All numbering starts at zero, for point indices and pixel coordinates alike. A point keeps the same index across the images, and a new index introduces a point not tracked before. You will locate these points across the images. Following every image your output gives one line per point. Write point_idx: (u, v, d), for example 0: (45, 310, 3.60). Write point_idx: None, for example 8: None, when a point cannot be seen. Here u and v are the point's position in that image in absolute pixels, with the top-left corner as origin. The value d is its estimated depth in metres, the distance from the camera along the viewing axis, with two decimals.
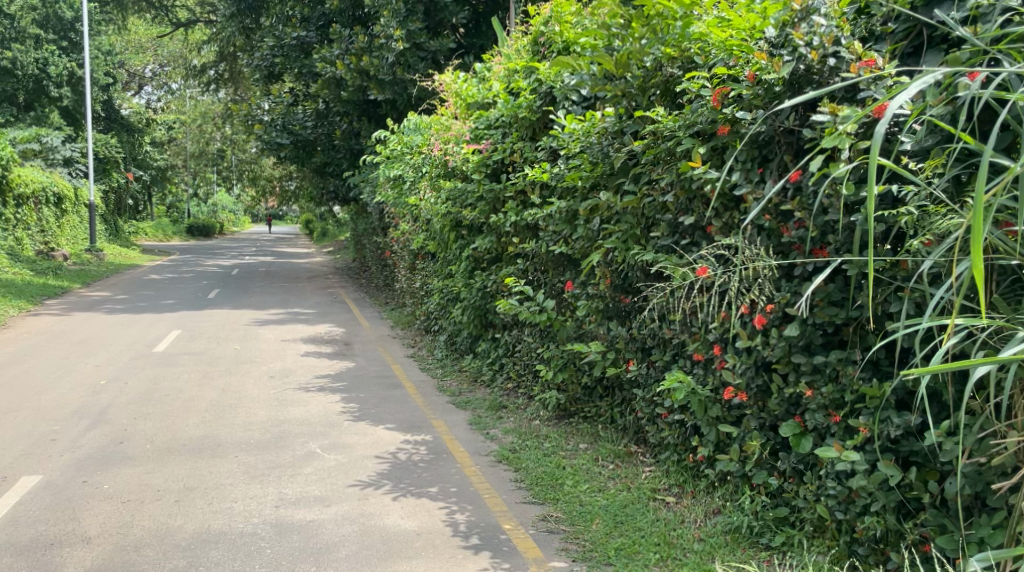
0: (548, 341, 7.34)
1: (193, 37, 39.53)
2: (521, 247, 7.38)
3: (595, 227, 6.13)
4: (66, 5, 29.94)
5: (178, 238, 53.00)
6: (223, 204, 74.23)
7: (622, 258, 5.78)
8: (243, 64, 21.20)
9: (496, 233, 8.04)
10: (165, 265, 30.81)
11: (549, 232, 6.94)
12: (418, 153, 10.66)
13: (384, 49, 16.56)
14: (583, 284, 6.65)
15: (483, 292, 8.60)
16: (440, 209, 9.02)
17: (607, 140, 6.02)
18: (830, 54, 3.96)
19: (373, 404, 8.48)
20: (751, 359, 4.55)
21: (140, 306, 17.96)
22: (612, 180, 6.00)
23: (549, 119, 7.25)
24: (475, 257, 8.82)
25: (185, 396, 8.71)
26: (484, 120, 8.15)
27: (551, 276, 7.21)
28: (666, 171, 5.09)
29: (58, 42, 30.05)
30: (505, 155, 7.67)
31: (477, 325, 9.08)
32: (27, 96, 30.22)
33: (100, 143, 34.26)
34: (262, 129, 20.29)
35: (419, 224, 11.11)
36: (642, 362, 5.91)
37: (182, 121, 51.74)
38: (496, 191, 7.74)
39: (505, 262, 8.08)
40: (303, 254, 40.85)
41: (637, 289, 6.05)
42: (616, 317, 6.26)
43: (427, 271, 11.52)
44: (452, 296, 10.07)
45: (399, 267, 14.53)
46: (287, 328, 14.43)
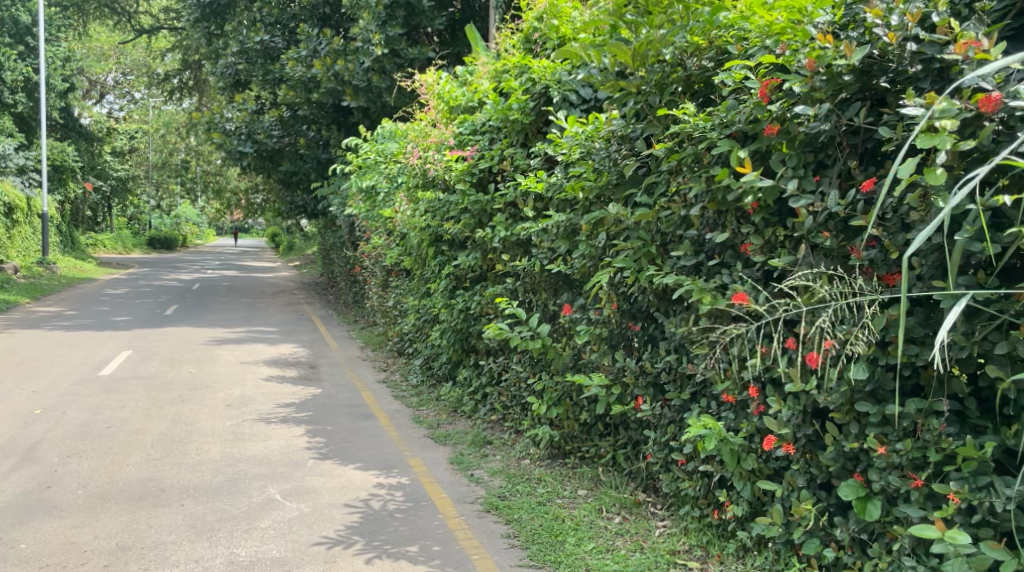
0: (541, 371, 6.59)
1: (158, 44, 38.51)
2: (511, 265, 6.63)
3: (600, 244, 5.39)
4: (22, 9, 28.86)
5: (139, 250, 51.58)
6: (185, 216, 72.70)
7: (634, 279, 4.97)
8: (207, 71, 20.32)
9: (482, 249, 7.29)
10: (122, 279, 29.65)
11: (544, 249, 6.20)
12: (393, 161, 9.89)
13: (360, 53, 15.80)
14: (583, 308, 5.91)
15: (466, 313, 7.83)
16: (418, 222, 8.30)
17: (614, 146, 5.39)
18: (911, 37, 3.23)
19: (341, 439, 7.63)
20: (799, 405, 3.80)
21: (91, 323, 16.92)
22: (621, 191, 5.30)
23: (545, 123, 6.58)
24: (457, 274, 8.07)
25: (129, 429, 7.82)
26: (469, 125, 7.41)
27: (543, 298, 6.48)
28: (692, 179, 4.33)
29: (14, 46, 29.07)
30: (492, 162, 6.90)
31: (458, 350, 8.30)
32: None
33: (57, 152, 33.08)
34: (225, 137, 19.38)
35: (394, 238, 10.33)
36: (655, 400, 5.15)
37: (144, 131, 50.46)
38: (483, 202, 6.98)
39: (492, 281, 7.34)
40: (268, 268, 39.82)
41: (649, 315, 5.30)
42: (623, 346, 5.52)
43: (401, 289, 10.74)
44: (430, 318, 9.28)
45: (370, 285, 13.71)
46: (248, 349, 13.51)
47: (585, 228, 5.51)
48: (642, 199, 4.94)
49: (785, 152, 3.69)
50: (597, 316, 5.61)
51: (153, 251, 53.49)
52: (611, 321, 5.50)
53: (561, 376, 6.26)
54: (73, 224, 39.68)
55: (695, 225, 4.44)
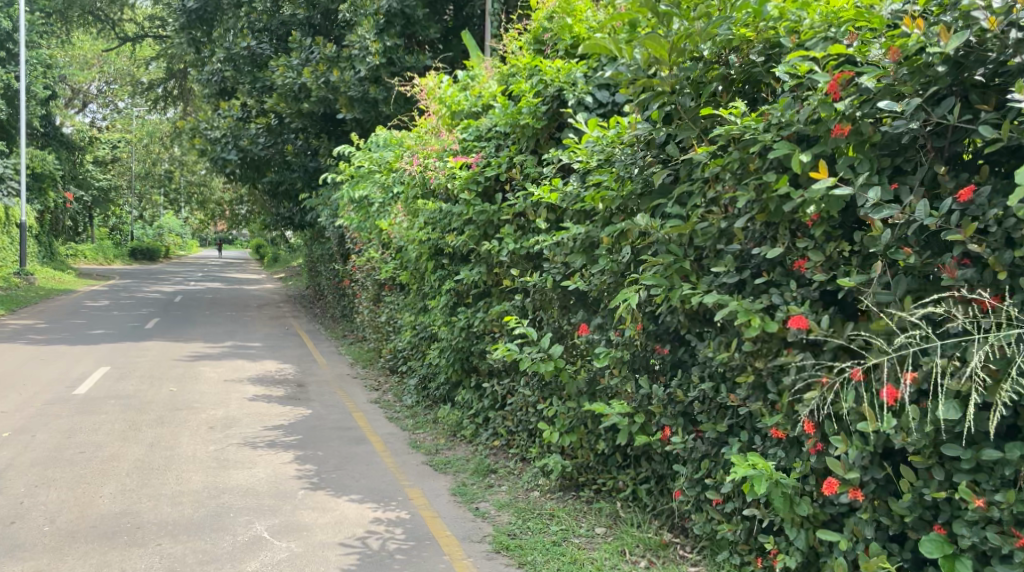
0: (552, 396, 6.10)
1: (144, 52, 37.96)
2: (521, 281, 6.15)
3: (625, 258, 4.91)
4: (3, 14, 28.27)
5: (120, 261, 50.77)
6: (167, 226, 71.95)
7: (663, 300, 4.46)
8: (192, 79, 19.81)
9: (488, 263, 6.81)
10: (101, 291, 28.97)
11: (558, 264, 5.72)
12: (388, 170, 9.43)
13: (356, 61, 15.31)
14: (601, 327, 5.44)
15: (468, 332, 7.35)
16: (417, 234, 7.84)
17: (638, 152, 4.93)
18: (1015, 21, 2.80)
19: (333, 467, 7.10)
20: (868, 445, 3.32)
21: (66, 336, 16.30)
22: (650, 201, 4.81)
23: (558, 128, 6.12)
24: (458, 289, 7.59)
25: (103, 455, 7.26)
26: (473, 130, 6.94)
27: (554, 316, 6.01)
28: (738, 187, 3.86)
29: None
30: (500, 170, 6.43)
31: (458, 370, 7.82)
32: None
33: (36, 160, 32.42)
34: (210, 146, 18.86)
35: (389, 251, 9.84)
36: (685, 431, 4.67)
37: (127, 140, 49.78)
38: (489, 212, 6.51)
39: (497, 297, 6.87)
40: (252, 281, 39.15)
41: (679, 336, 4.81)
42: (648, 370, 5.04)
43: (395, 304, 10.26)
44: (428, 335, 8.78)
45: (361, 299, 13.20)
46: (231, 365, 12.94)
47: (605, 241, 5.05)
48: (674, 210, 4.47)
49: (853, 155, 3.24)
50: (618, 337, 5.11)
51: (135, 263, 52.70)
52: (633, 341, 5.01)
53: (575, 401, 5.77)
54: (52, 234, 38.92)
55: (739, 238, 3.97)
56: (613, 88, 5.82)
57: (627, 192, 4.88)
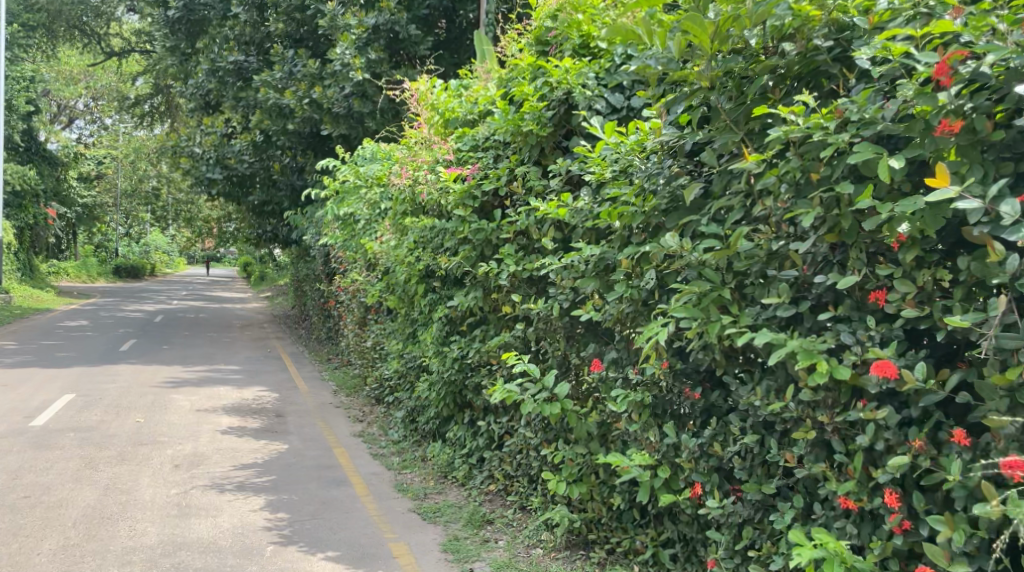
0: (557, 439, 5.38)
1: (130, 68, 37.29)
2: (523, 308, 5.42)
3: (649, 284, 4.18)
4: None
5: (104, 279, 49.89)
6: (156, 244, 71.17)
7: (698, 334, 3.71)
8: (177, 92, 19.20)
9: (485, 286, 6.11)
10: (81, 310, 28.22)
11: (567, 290, 5.02)
12: (376, 185, 8.75)
13: (340, 78, 14.59)
14: (616, 362, 4.73)
15: (461, 364, 6.67)
16: (406, 256, 7.20)
17: (664, 160, 4.27)
18: None
19: (308, 515, 6.34)
20: (979, 529, 2.63)
21: (36, 360, 15.53)
22: (678, 218, 4.11)
23: (565, 138, 5.45)
24: (451, 316, 6.89)
25: (49, 504, 6.51)
26: (470, 140, 6.25)
27: (562, 350, 5.30)
28: (797, 202, 3.18)
29: None
30: (499, 184, 5.75)
31: (450, 405, 7.10)
32: None
33: (17, 176, 31.79)
34: (192, 162, 18.20)
35: (376, 272, 9.11)
36: (721, 490, 3.95)
37: (112, 157, 49.04)
38: (487, 230, 5.82)
39: (496, 325, 6.17)
40: (238, 299, 38.34)
41: (712, 376, 4.11)
42: (673, 415, 4.33)
43: (383, 329, 9.56)
44: (418, 365, 8.04)
45: (346, 322, 12.47)
46: (209, 393, 12.18)
47: (624, 265, 4.35)
48: (710, 229, 3.77)
49: (959, 160, 2.57)
50: (638, 376, 4.40)
51: (120, 280, 51.91)
52: (655, 380, 4.31)
53: (585, 445, 5.07)
54: (32, 252, 38.11)
55: (796, 263, 3.28)
56: (629, 89, 5.14)
57: (650, 206, 4.18)
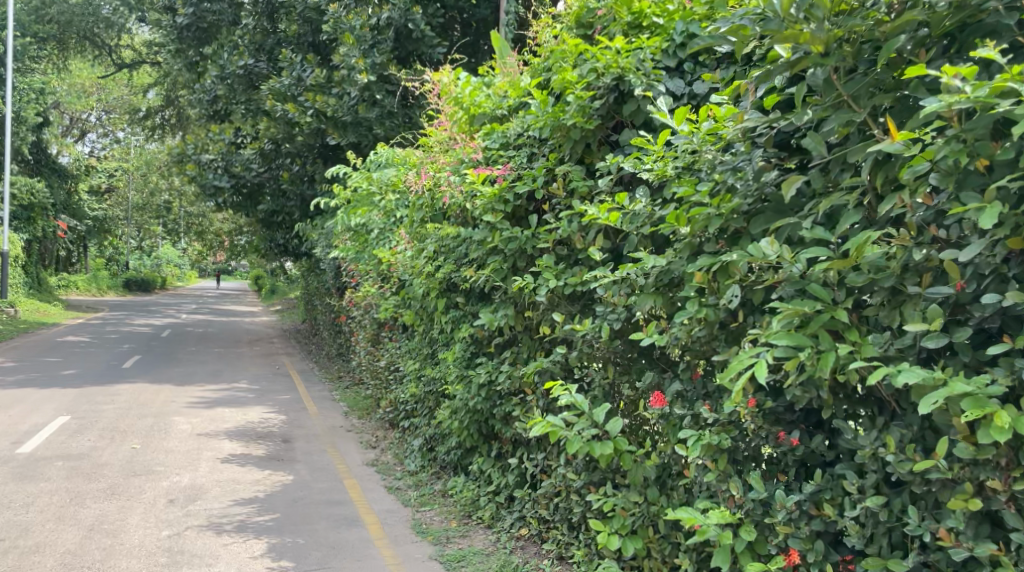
0: (606, 481, 4.62)
1: (140, 80, 36.90)
2: (565, 328, 4.64)
3: (731, 303, 3.37)
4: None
5: (114, 292, 49.41)
6: (166, 258, 70.80)
7: (801, 367, 2.92)
8: (184, 100, 18.62)
9: (517, 303, 5.34)
10: (88, 324, 27.67)
11: (619, 309, 4.24)
12: (390, 192, 8.03)
13: (347, 82, 13.90)
14: (683, 394, 3.97)
15: (488, 390, 5.91)
16: (424, 267, 6.43)
17: (744, 154, 3.50)
18: None
19: (315, 564, 5.56)
20: None
21: (35, 379, 14.90)
22: (765, 222, 3.34)
23: (615, 133, 4.66)
24: (476, 336, 6.14)
25: (25, 551, 5.79)
26: (500, 136, 5.49)
27: (614, 377, 4.54)
28: (964, 198, 2.50)
29: None
30: (535, 186, 4.98)
31: (475, 435, 6.34)
32: None
33: (25, 189, 31.37)
34: (198, 170, 17.59)
35: (390, 286, 8.37)
36: (827, 559, 3.18)
37: (124, 170, 48.68)
38: (521, 238, 5.03)
39: (529, 348, 5.41)
40: (247, 313, 37.65)
41: (810, 416, 3.35)
42: (758, 462, 3.56)
43: (397, 348, 8.84)
44: (438, 390, 7.27)
45: (358, 339, 11.74)
46: (213, 415, 11.46)
47: (695, 278, 3.56)
48: (818, 233, 3.01)
49: None
50: (713, 414, 3.62)
51: (131, 294, 51.47)
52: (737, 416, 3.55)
53: (642, 492, 4.29)
54: (40, 265, 37.66)
55: (952, 278, 2.58)
56: (692, 73, 4.40)
57: (732, 204, 3.39)
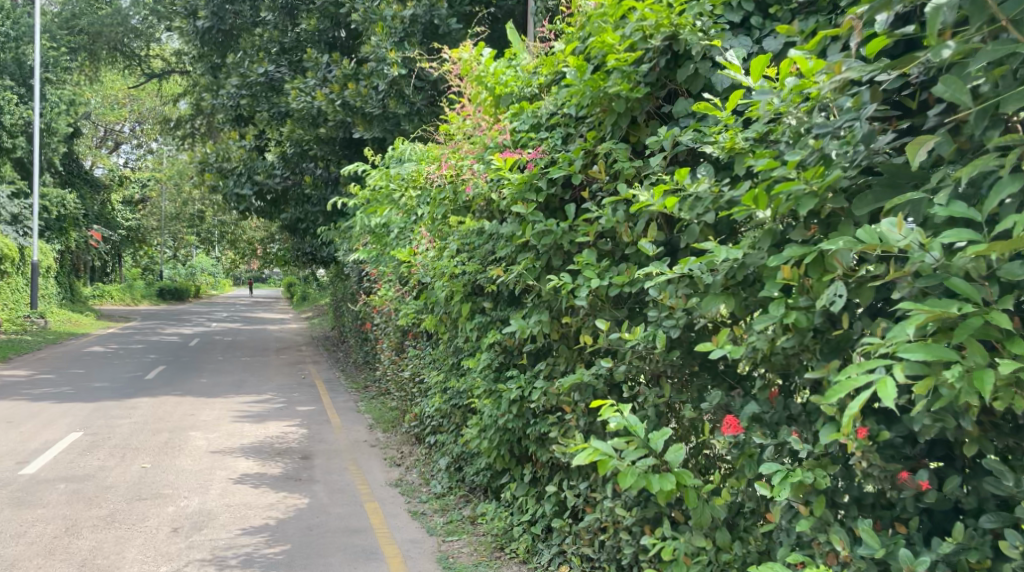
0: (662, 518, 3.89)
1: (170, 89, 36.72)
2: (610, 337, 3.89)
3: (832, 302, 2.61)
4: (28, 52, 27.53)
5: (148, 301, 49.39)
6: (199, 267, 71.02)
7: (948, 387, 2.17)
8: (207, 104, 18.13)
9: (553, 308, 4.59)
10: (117, 335, 27.39)
11: (678, 314, 3.49)
12: (410, 188, 7.34)
13: (374, 76, 13.27)
14: (761, 419, 3.21)
15: (519, 407, 5.20)
16: (447, 268, 5.73)
17: (845, 113, 2.75)
18: None
19: None
20: None
21: (54, 392, 14.44)
22: (873, 200, 2.58)
23: (667, 103, 3.89)
24: (506, 345, 5.41)
25: None
26: (530, 117, 4.74)
27: (671, 396, 3.78)
28: None
29: (15, 87, 27.63)
30: (572, 171, 4.22)
31: (505, 456, 5.62)
32: None
33: (56, 201, 31.27)
34: (221, 175, 17.08)
35: (411, 289, 7.70)
36: None
37: (155, 179, 48.65)
38: (556, 232, 4.29)
39: (568, 360, 4.67)
40: (277, 320, 37.28)
41: (935, 450, 2.62)
42: (865, 506, 2.82)
43: (422, 356, 8.16)
44: (465, 405, 6.55)
45: (382, 347, 11.08)
46: (232, 429, 10.87)
47: (782, 274, 2.81)
48: (958, 210, 2.24)
49: None
50: (805, 445, 2.89)
51: (164, 303, 51.47)
52: (836, 447, 2.80)
53: (707, 536, 3.55)
54: (74, 275, 37.58)
55: None
56: (761, 28, 3.63)
57: (832, 176, 2.65)
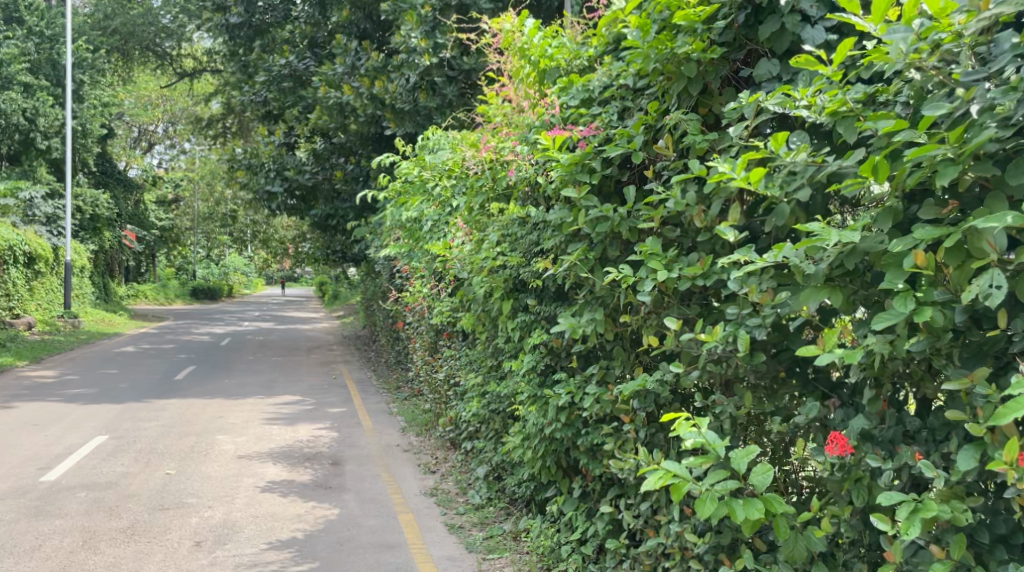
0: (742, 546, 3.38)
1: (202, 89, 36.54)
2: (681, 339, 3.38)
3: (986, 293, 2.10)
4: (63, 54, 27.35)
5: (181, 300, 49.49)
6: (233, 267, 71.22)
7: None
8: (236, 99, 17.74)
9: (608, 303, 4.07)
10: (149, 334, 27.24)
11: (765, 311, 2.98)
12: (445, 178, 6.84)
13: (405, 67, 12.75)
14: (872, 436, 2.70)
15: (568, 415, 4.69)
16: (488, 262, 5.23)
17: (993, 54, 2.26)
18: None
19: None
20: None
21: (83, 393, 14.16)
22: None
23: (746, 67, 3.36)
24: (553, 346, 4.90)
25: None
26: (580, 90, 4.21)
27: (754, 408, 3.28)
28: None
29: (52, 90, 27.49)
30: (632, 148, 3.69)
31: (552, 469, 5.11)
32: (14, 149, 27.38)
33: (90, 201, 31.23)
34: (251, 172, 16.68)
35: (446, 286, 7.21)
36: None
37: (188, 179, 48.68)
38: (614, 219, 3.78)
39: (625, 363, 4.17)
40: (309, 320, 37.03)
41: None
42: (1014, 548, 2.34)
43: (457, 357, 7.67)
44: (506, 411, 6.05)
45: (414, 347, 10.61)
46: (261, 433, 10.48)
47: (913, 261, 2.28)
48: None
49: None
50: (938, 472, 2.38)
51: (197, 302, 51.56)
52: (976, 473, 2.29)
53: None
54: (108, 275, 37.62)
55: None
56: None
57: (982, 138, 2.13)
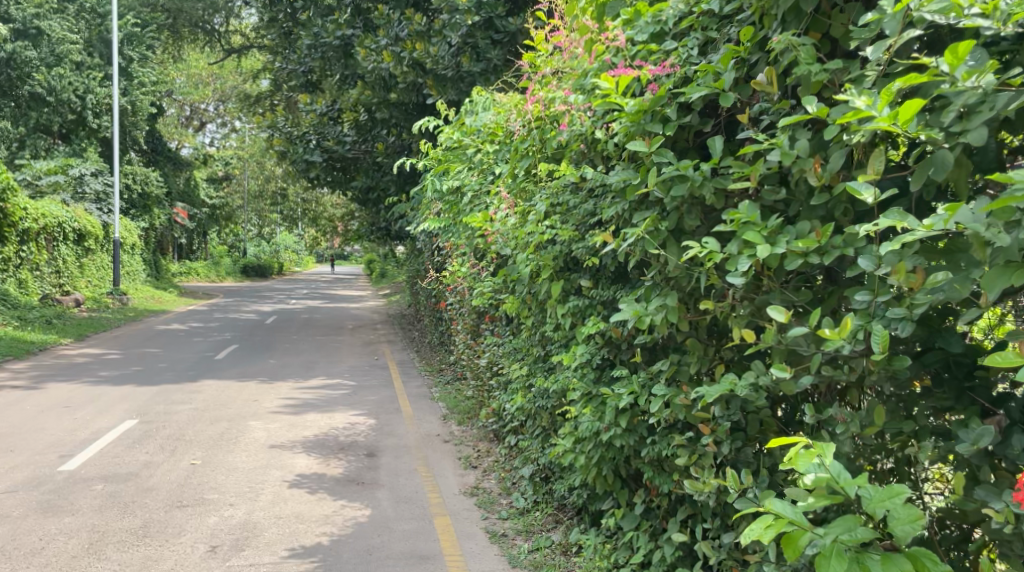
0: None
1: (249, 64, 36.10)
2: (786, 337, 2.57)
3: None
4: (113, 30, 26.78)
5: (232, 277, 49.61)
6: (284, 244, 71.38)
7: None
8: (279, 70, 17.08)
9: (683, 286, 3.27)
10: (198, 312, 27.04)
11: (917, 300, 2.17)
12: (490, 143, 6.06)
13: (447, 29, 11.97)
14: None
15: (629, 419, 3.92)
16: (537, 236, 4.45)
17: None
18: None
19: None
20: None
21: (121, 373, 13.78)
22: None
23: None
24: (611, 336, 4.12)
25: None
26: (650, 22, 3.37)
27: (883, 429, 2.48)
28: None
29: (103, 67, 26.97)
30: (719, 87, 2.89)
31: (610, 479, 4.36)
32: (65, 126, 27.22)
33: (140, 178, 31.12)
34: (292, 144, 16.05)
35: (489, 265, 6.46)
36: None
37: (239, 157, 48.58)
38: (694, 180, 2.98)
39: (703, 361, 3.37)
40: (357, 298, 36.62)
41: None
42: None
43: (501, 341, 6.94)
44: (555, 408, 5.29)
45: (456, 328, 9.90)
46: (295, 419, 9.89)
47: None
48: None
49: None
50: None
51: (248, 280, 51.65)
52: None
53: None
54: (159, 252, 37.69)
55: None
56: None
57: None
